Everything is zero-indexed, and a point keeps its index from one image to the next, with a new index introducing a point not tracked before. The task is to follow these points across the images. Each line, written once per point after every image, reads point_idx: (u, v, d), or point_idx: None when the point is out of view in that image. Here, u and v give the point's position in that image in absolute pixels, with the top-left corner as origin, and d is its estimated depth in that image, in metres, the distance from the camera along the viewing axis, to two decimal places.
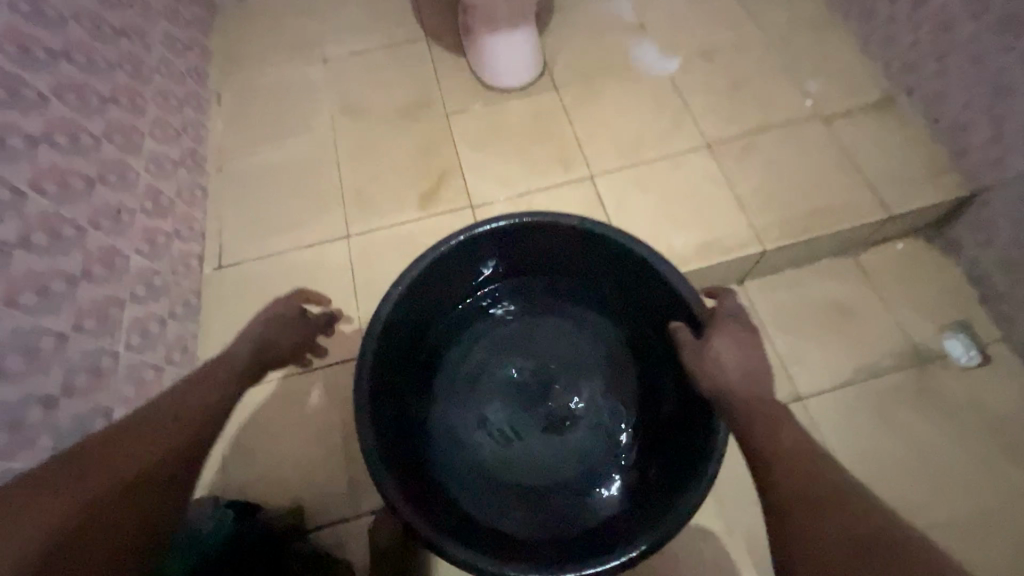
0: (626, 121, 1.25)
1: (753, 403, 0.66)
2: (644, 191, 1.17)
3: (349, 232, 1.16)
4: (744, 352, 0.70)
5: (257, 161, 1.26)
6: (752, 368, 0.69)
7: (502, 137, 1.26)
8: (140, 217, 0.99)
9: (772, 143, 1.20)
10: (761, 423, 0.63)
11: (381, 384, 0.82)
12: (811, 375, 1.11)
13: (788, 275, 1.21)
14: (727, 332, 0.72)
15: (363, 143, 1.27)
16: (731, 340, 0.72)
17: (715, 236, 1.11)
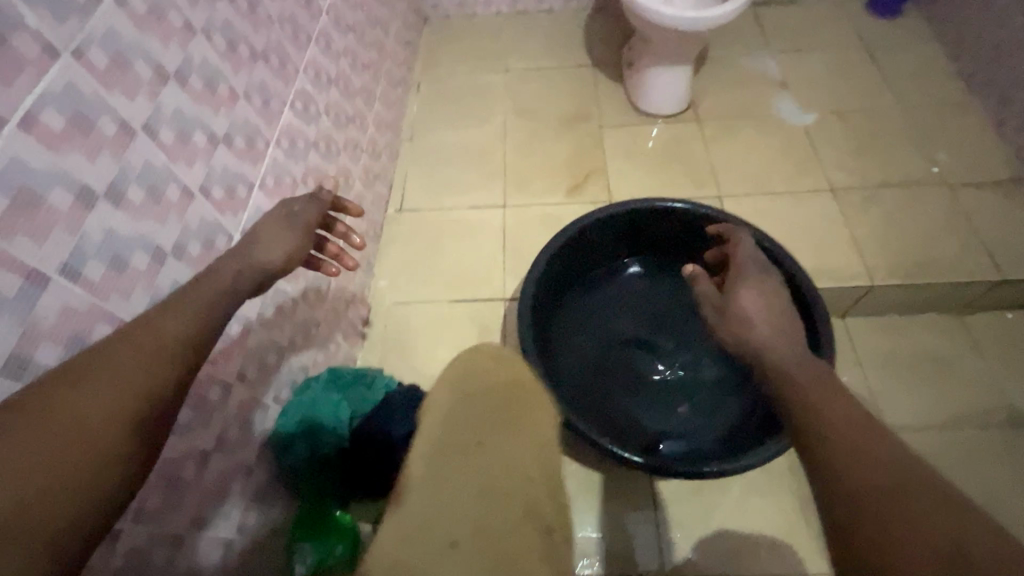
0: (758, 157, 1.42)
1: (790, 366, 0.63)
2: (766, 216, 1.32)
3: (506, 203, 1.41)
4: (767, 304, 0.75)
5: (441, 137, 1.56)
6: (773, 322, 0.72)
7: (643, 153, 1.47)
8: (365, 156, 1.28)
9: (894, 197, 1.32)
10: (809, 388, 0.59)
11: (545, 288, 1.02)
12: (899, 410, 1.18)
13: (890, 318, 1.30)
14: (751, 284, 0.78)
15: (528, 137, 1.53)
16: (753, 291, 0.78)
17: (827, 266, 1.24)
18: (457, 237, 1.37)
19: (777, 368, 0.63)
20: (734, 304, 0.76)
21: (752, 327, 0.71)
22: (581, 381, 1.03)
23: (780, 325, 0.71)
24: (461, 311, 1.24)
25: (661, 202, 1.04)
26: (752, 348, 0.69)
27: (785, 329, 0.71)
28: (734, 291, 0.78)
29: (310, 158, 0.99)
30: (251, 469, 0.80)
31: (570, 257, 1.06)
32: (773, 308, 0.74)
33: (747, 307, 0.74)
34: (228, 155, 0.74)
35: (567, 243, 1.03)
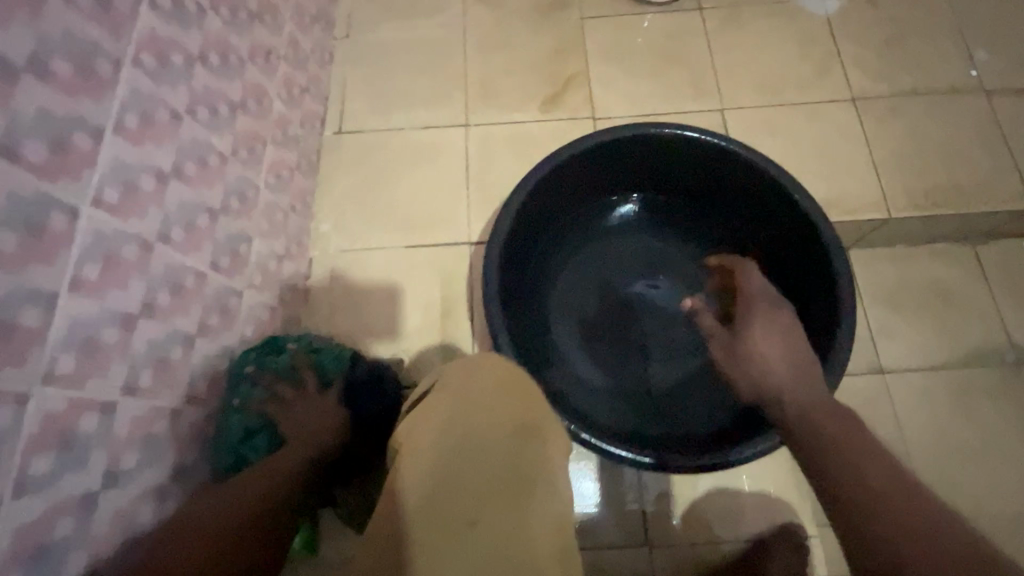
0: (770, 58, 1.18)
1: (812, 414, 0.62)
2: (775, 134, 1.12)
3: (468, 121, 1.16)
4: (784, 341, 0.71)
5: (384, 32, 1.24)
6: (793, 361, 0.69)
7: (632, 54, 1.21)
8: (284, 63, 1.00)
9: (923, 107, 1.13)
10: (837, 434, 0.58)
11: (522, 229, 0.86)
12: (898, 352, 1.11)
13: (898, 250, 1.17)
14: (763, 317, 0.74)
15: (493, 31, 1.24)
16: (773, 334, 0.72)
17: (841, 194, 1.07)
18: (411, 164, 1.14)
19: (799, 416, 0.62)
20: (748, 343, 0.73)
21: (773, 372, 0.68)
22: (556, 336, 0.92)
23: (797, 365, 0.68)
24: (419, 258, 1.06)
25: (674, 129, 0.85)
26: (776, 399, 0.66)
27: (802, 367, 0.68)
28: (747, 327, 0.74)
29: (196, 77, 0.73)
30: (167, 487, 0.66)
31: (557, 190, 0.89)
32: (788, 345, 0.71)
33: (764, 350, 0.70)
34: (45, 92, 0.50)
35: (554, 174, 0.84)
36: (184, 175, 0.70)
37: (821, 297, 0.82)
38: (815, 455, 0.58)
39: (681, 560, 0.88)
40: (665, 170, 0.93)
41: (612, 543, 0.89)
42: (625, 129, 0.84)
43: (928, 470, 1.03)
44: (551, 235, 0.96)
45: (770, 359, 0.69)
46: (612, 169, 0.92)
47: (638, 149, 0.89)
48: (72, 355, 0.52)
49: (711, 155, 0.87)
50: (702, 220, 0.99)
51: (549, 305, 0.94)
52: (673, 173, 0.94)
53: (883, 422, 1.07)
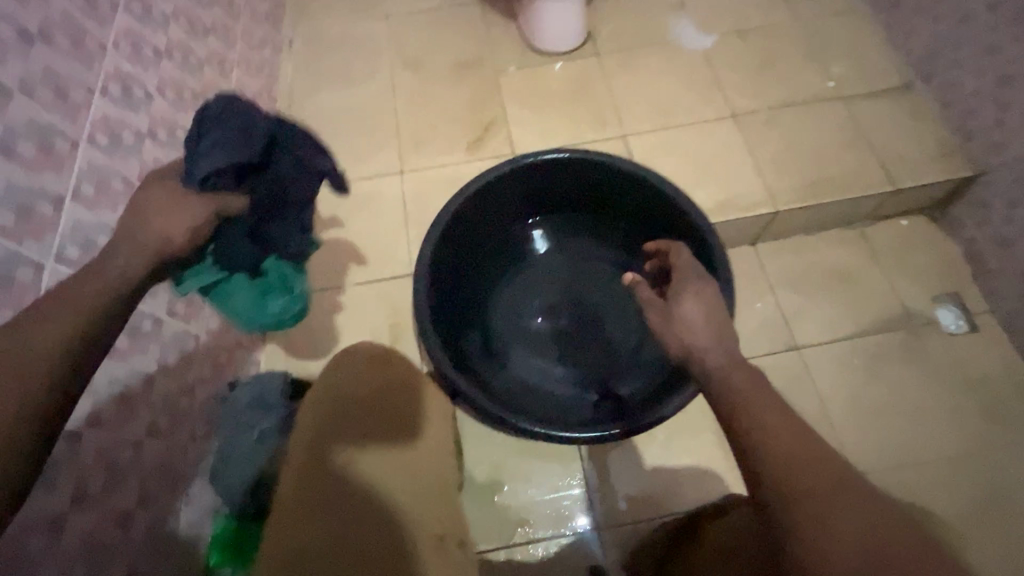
0: (660, 89, 1.36)
1: (730, 368, 0.69)
2: (672, 152, 1.28)
3: (403, 169, 1.30)
4: (706, 308, 0.75)
5: (322, 101, 1.39)
6: (714, 327, 0.74)
7: (543, 96, 1.37)
8: None
9: (794, 117, 1.31)
10: (750, 389, 0.65)
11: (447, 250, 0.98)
12: (809, 329, 1.23)
13: (797, 240, 1.32)
14: (696, 289, 0.79)
15: (419, 91, 1.39)
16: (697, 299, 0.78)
17: (734, 196, 1.22)
18: (354, 212, 1.25)
19: (719, 370, 0.69)
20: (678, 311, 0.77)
21: (696, 334, 0.73)
22: (487, 341, 1.04)
23: (718, 328, 0.73)
24: (367, 293, 1.16)
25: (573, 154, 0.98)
26: (698, 357, 0.71)
27: (725, 335, 0.73)
28: (679, 297, 0.79)
29: (146, 150, 0.85)
30: (133, 513, 0.71)
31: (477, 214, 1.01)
32: (711, 312, 0.76)
33: (690, 315, 0.75)
34: (11, 169, 0.60)
35: (471, 201, 0.97)
36: None
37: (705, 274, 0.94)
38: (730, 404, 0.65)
39: (630, 539, 0.95)
40: (574, 189, 1.06)
41: (566, 532, 0.97)
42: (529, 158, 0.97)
43: (850, 432, 1.14)
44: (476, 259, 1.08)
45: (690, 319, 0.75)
46: (526, 191, 1.04)
47: (546, 173, 1.02)
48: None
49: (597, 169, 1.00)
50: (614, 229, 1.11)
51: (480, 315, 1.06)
52: (582, 191, 1.06)
53: (804, 394, 1.17)
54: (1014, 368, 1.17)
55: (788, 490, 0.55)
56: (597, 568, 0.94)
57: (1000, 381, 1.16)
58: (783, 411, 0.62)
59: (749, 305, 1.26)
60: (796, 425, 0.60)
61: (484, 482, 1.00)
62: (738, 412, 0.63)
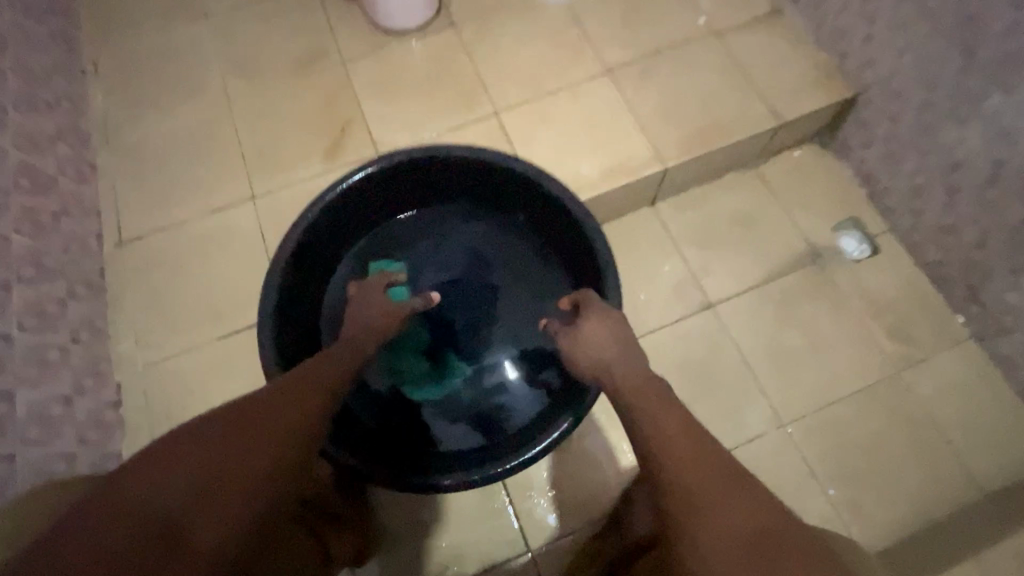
0: (528, 54, 1.23)
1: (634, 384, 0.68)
2: (550, 122, 1.17)
3: (253, 194, 1.13)
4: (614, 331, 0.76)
5: (144, 129, 1.19)
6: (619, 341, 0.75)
7: (402, 82, 1.22)
8: (17, 197, 0.94)
9: (670, 62, 1.22)
10: (651, 399, 0.64)
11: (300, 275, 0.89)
12: (719, 283, 1.18)
13: (695, 192, 1.25)
14: (597, 312, 0.79)
15: (258, 99, 1.21)
16: (602, 322, 0.77)
17: (620, 159, 1.14)
18: (204, 255, 1.09)
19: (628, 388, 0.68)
20: (584, 336, 0.78)
21: (604, 352, 0.74)
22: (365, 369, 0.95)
23: (625, 346, 0.74)
24: (235, 347, 1.02)
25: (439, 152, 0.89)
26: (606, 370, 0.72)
27: (631, 351, 0.74)
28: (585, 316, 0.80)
29: None
30: None
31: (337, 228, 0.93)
32: (618, 334, 0.76)
33: (596, 338, 0.76)
34: None
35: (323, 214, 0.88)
36: None
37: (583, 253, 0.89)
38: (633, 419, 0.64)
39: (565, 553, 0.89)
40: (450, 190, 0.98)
41: (497, 562, 0.89)
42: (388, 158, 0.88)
43: (772, 383, 1.11)
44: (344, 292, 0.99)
45: (597, 340, 0.76)
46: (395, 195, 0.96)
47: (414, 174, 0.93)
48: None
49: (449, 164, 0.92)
50: (501, 230, 1.03)
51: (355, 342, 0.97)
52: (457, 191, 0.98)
53: (723, 354, 1.13)
54: (919, 283, 1.17)
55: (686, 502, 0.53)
56: None
57: (905, 300, 1.16)
58: (685, 419, 0.61)
59: (656, 271, 1.20)
60: (694, 431, 0.59)
61: (398, 532, 0.90)
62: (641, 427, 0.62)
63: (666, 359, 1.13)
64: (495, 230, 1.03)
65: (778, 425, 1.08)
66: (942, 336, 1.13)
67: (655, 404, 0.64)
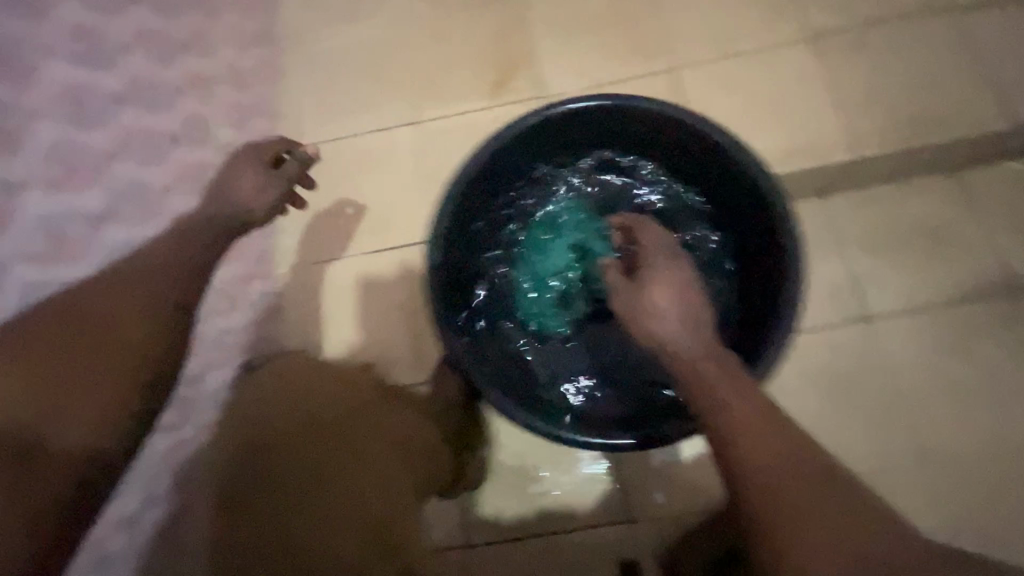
0: (721, 8, 1.12)
1: (700, 360, 0.63)
2: (732, 87, 1.07)
3: (417, 118, 1.16)
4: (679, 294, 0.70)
5: (326, 39, 1.24)
6: (685, 313, 0.68)
7: (579, 22, 1.16)
8: (224, 89, 1.02)
9: (886, 37, 1.06)
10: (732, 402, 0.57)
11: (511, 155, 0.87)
12: (884, 296, 1.06)
13: (878, 190, 1.11)
14: (665, 273, 0.72)
15: (433, 23, 1.21)
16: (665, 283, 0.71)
17: (803, 140, 1.03)
18: (366, 171, 1.14)
19: (687, 363, 0.63)
20: (645, 298, 0.71)
21: (664, 321, 0.68)
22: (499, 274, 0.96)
23: (689, 314, 0.68)
24: (385, 263, 1.08)
25: (721, 135, 0.79)
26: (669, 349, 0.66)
27: (696, 321, 0.67)
28: (648, 281, 0.72)
29: (121, 117, 0.75)
30: None
31: (571, 134, 0.88)
32: (684, 297, 0.70)
33: (659, 303, 0.69)
34: None
35: (572, 116, 0.84)
36: (121, 216, 0.72)
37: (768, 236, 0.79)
38: (714, 403, 0.58)
39: (665, 532, 0.88)
40: (695, 169, 0.89)
41: (594, 522, 0.90)
42: (670, 109, 0.80)
43: (921, 417, 1.00)
44: (496, 236, 0.97)
45: (657, 304, 0.69)
46: (639, 139, 0.89)
47: (679, 138, 0.85)
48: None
49: (630, 117, 0.84)
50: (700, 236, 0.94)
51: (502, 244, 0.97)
52: (698, 175, 0.89)
53: (870, 371, 1.03)
54: None
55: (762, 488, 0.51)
56: (628, 562, 0.88)
57: None
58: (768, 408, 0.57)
59: (814, 269, 1.09)
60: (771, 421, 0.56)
61: (508, 465, 0.94)
62: (718, 409, 0.57)
63: (803, 364, 1.05)
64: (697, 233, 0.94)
65: (916, 461, 0.99)
66: None
67: (741, 390, 0.59)
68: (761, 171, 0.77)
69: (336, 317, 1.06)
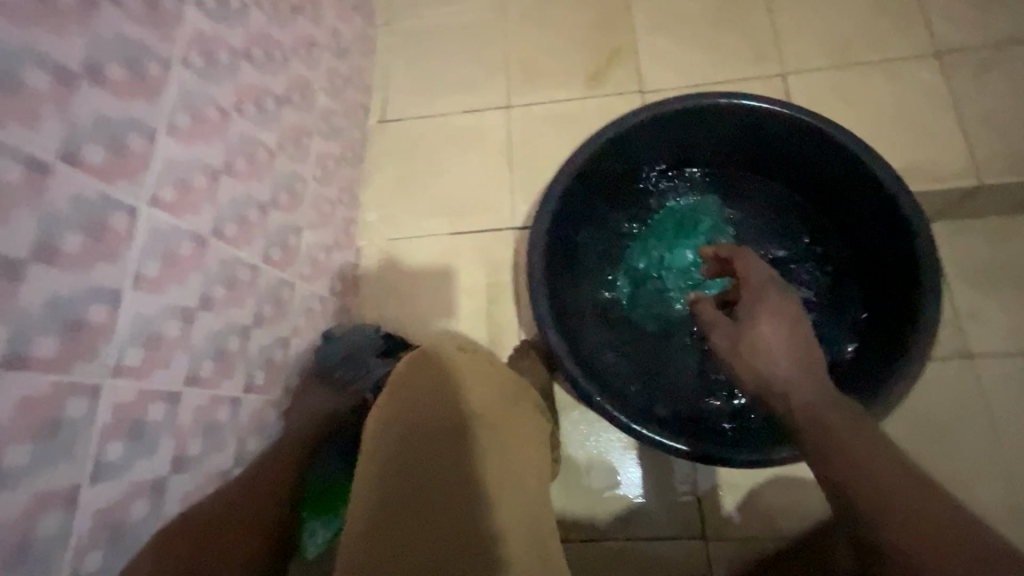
0: (839, 15, 1.07)
1: (821, 409, 0.55)
2: (846, 98, 1.02)
3: (509, 103, 1.13)
4: (792, 333, 0.63)
5: (423, 16, 1.23)
6: (802, 355, 0.61)
7: (685, 18, 1.12)
8: (326, 55, 1.01)
9: (1022, 59, 0.99)
10: (856, 441, 0.50)
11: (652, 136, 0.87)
12: (990, 335, 1.00)
13: (991, 222, 1.05)
14: (771, 309, 0.66)
15: (533, 8, 1.19)
16: (774, 321, 0.65)
17: (922, 160, 0.97)
18: (453, 152, 1.13)
19: (804, 413, 0.55)
20: (752, 333, 0.65)
21: (779, 365, 0.60)
22: (597, 255, 0.95)
23: (806, 360, 0.61)
24: (466, 247, 1.06)
25: (877, 163, 0.76)
26: (782, 392, 0.58)
27: (814, 362, 0.60)
28: (752, 318, 0.66)
29: (242, 73, 0.75)
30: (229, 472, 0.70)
31: (717, 132, 0.87)
32: (798, 339, 0.63)
33: (767, 337, 0.63)
34: (100, 95, 0.51)
35: (727, 112, 0.83)
36: (233, 172, 0.72)
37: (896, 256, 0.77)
38: (825, 458, 0.51)
39: (741, 554, 0.84)
40: (831, 195, 0.87)
41: (666, 535, 0.87)
42: (832, 127, 0.78)
43: (1023, 468, 0.93)
44: (605, 222, 0.96)
45: (767, 343, 0.63)
46: (780, 154, 0.88)
47: (827, 161, 0.83)
48: (30, 445, 0.44)
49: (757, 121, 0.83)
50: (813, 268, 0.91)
51: (608, 228, 0.96)
52: (832, 203, 0.88)
53: (969, 412, 0.97)
54: None
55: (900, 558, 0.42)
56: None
57: None
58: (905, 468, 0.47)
59: None
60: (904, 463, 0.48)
61: (583, 465, 0.91)
62: (834, 459, 0.50)
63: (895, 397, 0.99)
64: (810, 263, 0.91)
65: (1015, 515, 0.92)
66: None
67: (861, 443, 0.50)
68: (900, 191, 0.75)
69: (412, 297, 1.05)
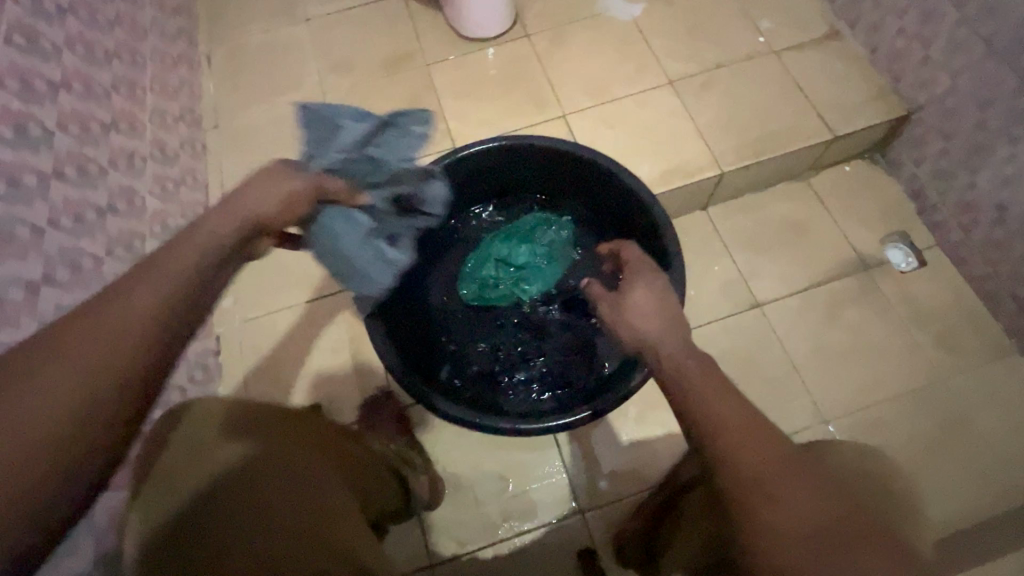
0: (596, 64, 1.34)
1: (682, 356, 0.61)
2: (614, 126, 1.27)
3: None
4: (660, 299, 0.71)
5: (250, 115, 1.34)
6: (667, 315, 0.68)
7: (479, 84, 1.34)
8: (150, 164, 1.07)
9: (728, 77, 1.31)
10: (701, 380, 0.57)
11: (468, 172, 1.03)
12: (767, 284, 1.24)
13: (747, 198, 1.32)
14: (646, 282, 0.74)
15: (350, 93, 1.34)
16: (647, 292, 0.72)
17: (678, 162, 1.22)
18: None
19: (671, 360, 0.61)
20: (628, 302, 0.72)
21: (647, 328, 0.67)
22: (436, 275, 1.09)
23: (670, 320, 0.68)
24: (323, 309, 1.13)
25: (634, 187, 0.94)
26: (653, 348, 0.65)
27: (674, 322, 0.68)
28: (629, 287, 0.74)
29: (54, 192, 0.80)
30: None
31: (524, 168, 1.05)
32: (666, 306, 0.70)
33: (640, 303, 0.71)
34: None
35: (526, 151, 1.01)
36: (57, 282, 0.75)
37: (645, 225, 0.98)
38: (683, 390, 0.57)
39: (616, 518, 0.95)
40: (619, 218, 1.04)
41: (552, 519, 0.97)
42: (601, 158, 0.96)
43: (814, 380, 1.16)
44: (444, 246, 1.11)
45: (641, 308, 0.70)
46: (577, 185, 1.06)
47: (608, 188, 1.01)
48: None
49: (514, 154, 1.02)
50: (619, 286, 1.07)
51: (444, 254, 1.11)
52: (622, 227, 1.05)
53: (768, 348, 1.19)
54: (965, 299, 1.21)
55: (724, 466, 0.50)
56: (586, 550, 0.94)
57: (952, 312, 1.20)
58: (742, 405, 0.54)
59: (708, 269, 1.26)
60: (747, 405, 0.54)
61: (467, 479, 0.99)
62: (694, 401, 0.55)
63: (712, 350, 1.20)
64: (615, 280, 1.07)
65: (818, 420, 1.13)
66: (986, 348, 1.16)
67: (713, 385, 0.56)
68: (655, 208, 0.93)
69: (278, 367, 1.09)
